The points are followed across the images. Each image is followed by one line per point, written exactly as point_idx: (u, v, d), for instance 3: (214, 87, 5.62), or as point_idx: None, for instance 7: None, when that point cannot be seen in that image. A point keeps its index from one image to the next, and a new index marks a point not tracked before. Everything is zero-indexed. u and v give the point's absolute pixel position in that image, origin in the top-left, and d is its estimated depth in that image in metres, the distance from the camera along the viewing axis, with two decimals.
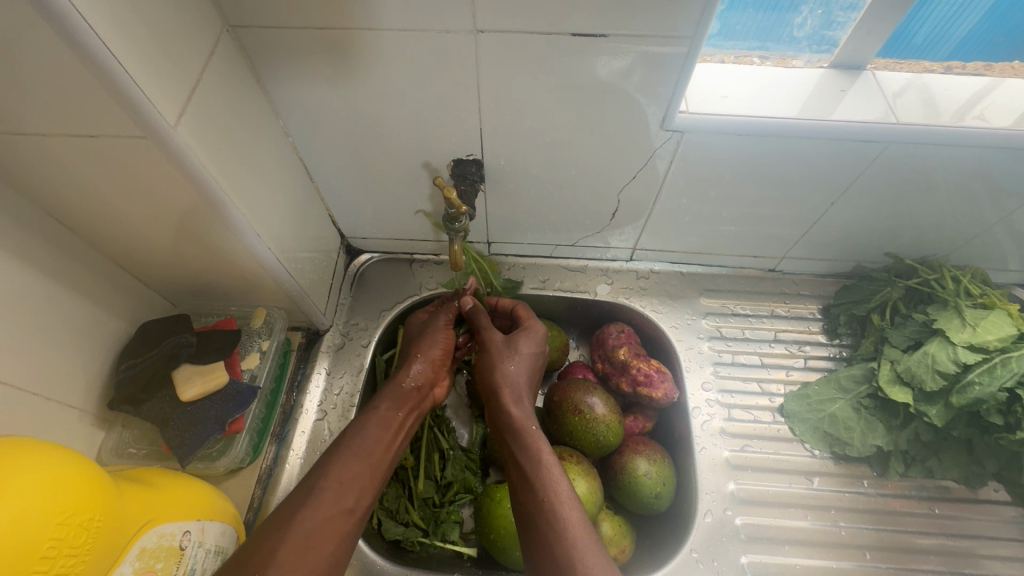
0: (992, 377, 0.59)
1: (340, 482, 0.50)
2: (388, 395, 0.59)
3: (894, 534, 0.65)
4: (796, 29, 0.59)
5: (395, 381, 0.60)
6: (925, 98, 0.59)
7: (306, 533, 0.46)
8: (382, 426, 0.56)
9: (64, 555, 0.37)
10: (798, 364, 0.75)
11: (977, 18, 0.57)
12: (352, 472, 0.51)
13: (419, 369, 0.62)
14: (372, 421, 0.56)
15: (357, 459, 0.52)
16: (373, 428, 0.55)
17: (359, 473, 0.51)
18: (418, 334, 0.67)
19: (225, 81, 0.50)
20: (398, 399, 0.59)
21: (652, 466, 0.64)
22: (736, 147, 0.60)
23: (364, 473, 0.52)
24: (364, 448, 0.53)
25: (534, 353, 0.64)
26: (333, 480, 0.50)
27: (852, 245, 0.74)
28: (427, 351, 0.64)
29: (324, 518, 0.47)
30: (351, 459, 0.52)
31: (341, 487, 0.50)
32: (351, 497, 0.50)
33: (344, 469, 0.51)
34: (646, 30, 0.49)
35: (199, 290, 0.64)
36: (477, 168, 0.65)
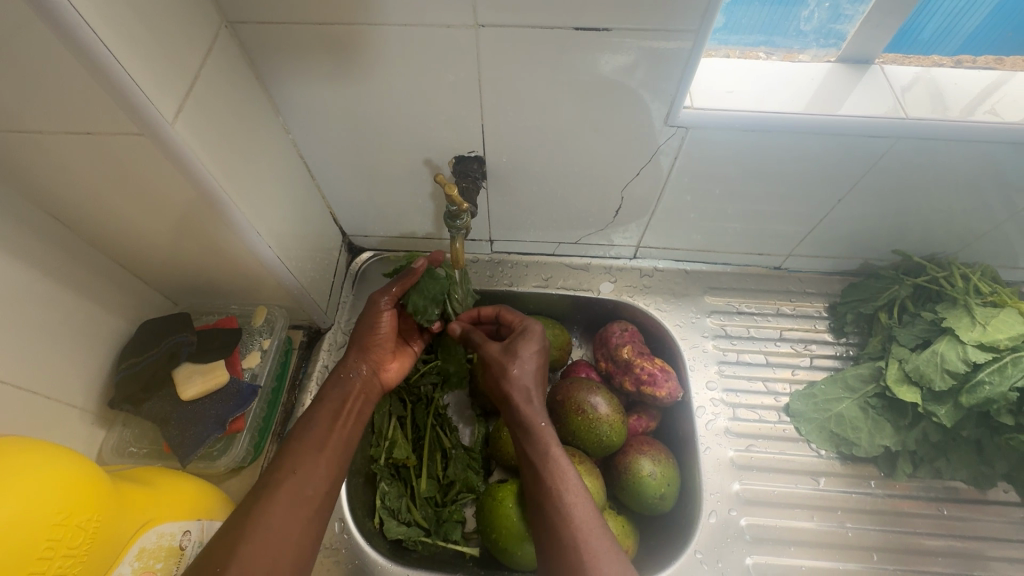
0: (1003, 377, 0.58)
1: (293, 473, 0.50)
2: (334, 386, 0.58)
3: (902, 535, 0.64)
4: (803, 23, 0.58)
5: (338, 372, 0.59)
6: (934, 93, 0.58)
7: (266, 524, 0.46)
8: (332, 416, 0.55)
9: (61, 555, 0.37)
10: (804, 363, 0.74)
11: (989, 10, 0.55)
12: (303, 464, 0.51)
13: (360, 358, 0.61)
14: (318, 413, 0.55)
15: (309, 449, 0.52)
16: (325, 419, 0.55)
17: (313, 464, 0.51)
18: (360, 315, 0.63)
19: (223, 78, 0.49)
20: (342, 388, 0.58)
21: (656, 466, 0.63)
22: (742, 144, 0.59)
23: (318, 462, 0.52)
24: (314, 440, 0.53)
25: (538, 353, 0.63)
26: (286, 472, 0.50)
27: (859, 242, 0.73)
28: (367, 337, 0.61)
29: (282, 510, 0.48)
30: (304, 450, 0.52)
31: (295, 479, 0.50)
32: (310, 486, 0.50)
33: (296, 461, 0.51)
34: (649, 24, 0.48)
35: (199, 288, 0.64)
36: (478, 165, 0.64)
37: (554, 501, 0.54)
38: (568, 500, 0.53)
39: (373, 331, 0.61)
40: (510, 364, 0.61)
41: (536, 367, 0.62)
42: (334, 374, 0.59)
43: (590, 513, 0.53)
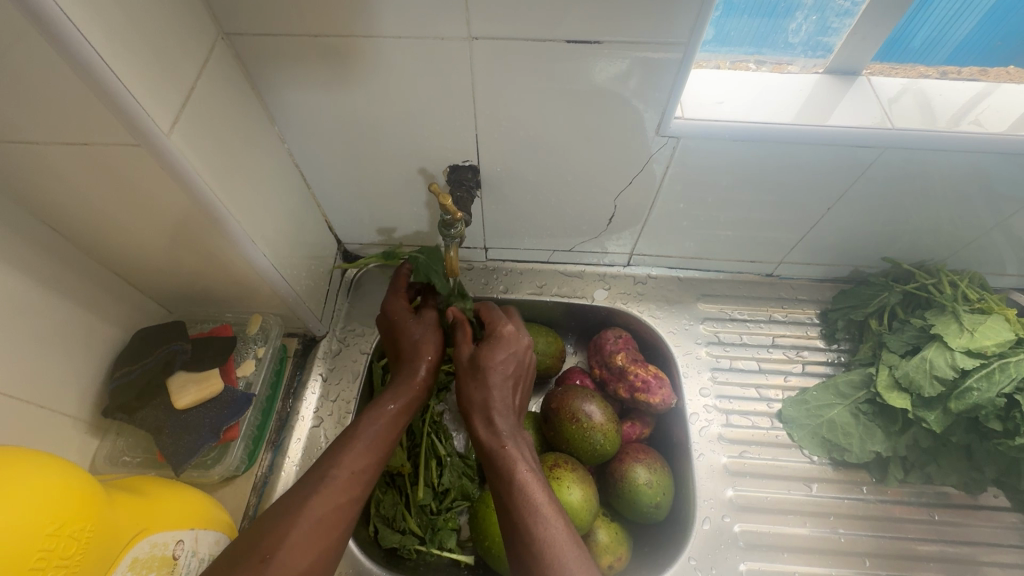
0: (990, 383, 0.59)
1: (351, 473, 0.52)
2: (399, 392, 0.59)
3: (894, 541, 0.64)
4: (791, 35, 0.59)
5: (406, 378, 0.61)
6: (921, 103, 0.59)
7: (316, 520, 0.48)
8: (392, 419, 0.57)
9: (56, 565, 0.37)
10: (796, 369, 0.75)
11: (979, 18, 0.56)
12: (363, 464, 0.53)
13: (428, 367, 0.62)
14: (380, 417, 0.57)
15: (367, 452, 0.54)
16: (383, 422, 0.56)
17: (368, 466, 0.53)
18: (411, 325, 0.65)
19: (219, 89, 0.50)
20: (407, 396, 0.59)
21: (652, 474, 0.63)
22: (733, 153, 0.60)
23: (370, 469, 0.53)
24: (375, 442, 0.55)
25: (507, 364, 0.61)
26: (345, 470, 0.52)
27: (849, 250, 0.74)
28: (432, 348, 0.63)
29: (334, 506, 0.49)
30: (365, 452, 0.54)
31: (350, 479, 0.52)
32: (357, 489, 0.52)
33: (355, 460, 0.53)
34: (641, 36, 0.49)
35: (194, 296, 0.64)
36: (473, 174, 0.65)
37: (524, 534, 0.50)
38: (540, 533, 0.49)
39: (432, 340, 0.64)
40: (474, 385, 0.60)
41: (504, 386, 0.60)
42: (402, 378, 0.61)
43: (569, 543, 0.48)
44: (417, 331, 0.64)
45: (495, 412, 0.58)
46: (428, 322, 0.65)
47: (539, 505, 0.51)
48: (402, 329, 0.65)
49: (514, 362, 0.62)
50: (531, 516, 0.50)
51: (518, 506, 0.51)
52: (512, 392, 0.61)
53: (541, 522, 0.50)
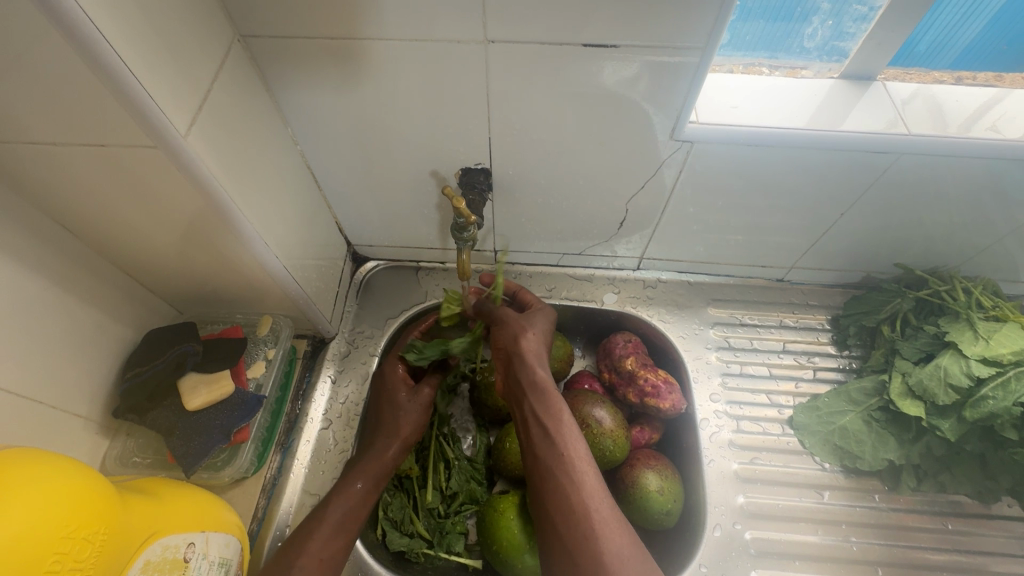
0: (1006, 392, 0.58)
1: (319, 560, 0.53)
2: (367, 471, 0.61)
3: (906, 550, 0.64)
4: (807, 39, 0.59)
5: (376, 458, 0.62)
6: (935, 108, 0.59)
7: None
8: (359, 502, 0.58)
9: (70, 568, 0.37)
10: (807, 375, 0.74)
11: (982, 24, 0.56)
12: (333, 550, 0.55)
13: (402, 443, 0.63)
14: (350, 500, 0.58)
15: (338, 538, 0.55)
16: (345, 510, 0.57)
17: (337, 551, 0.55)
18: (400, 399, 0.67)
19: (234, 91, 0.50)
20: (376, 477, 0.61)
21: (663, 481, 0.63)
22: (746, 158, 0.60)
23: (342, 552, 0.55)
24: (344, 526, 0.56)
25: (546, 331, 0.66)
26: (312, 556, 0.53)
27: (861, 256, 0.74)
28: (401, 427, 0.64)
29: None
30: (334, 537, 0.55)
31: (319, 567, 0.53)
32: (326, 574, 0.53)
33: (324, 547, 0.54)
34: (656, 40, 0.49)
35: (205, 298, 0.64)
36: (484, 178, 0.64)
37: (564, 471, 0.54)
38: (583, 473, 0.54)
39: (409, 419, 0.65)
40: (526, 331, 0.63)
41: (546, 345, 0.65)
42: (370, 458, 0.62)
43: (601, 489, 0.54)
44: (401, 407, 0.66)
45: (544, 362, 0.62)
46: (419, 400, 0.67)
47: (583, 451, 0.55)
48: (391, 403, 0.66)
49: (547, 331, 0.66)
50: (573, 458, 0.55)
51: (566, 448, 0.55)
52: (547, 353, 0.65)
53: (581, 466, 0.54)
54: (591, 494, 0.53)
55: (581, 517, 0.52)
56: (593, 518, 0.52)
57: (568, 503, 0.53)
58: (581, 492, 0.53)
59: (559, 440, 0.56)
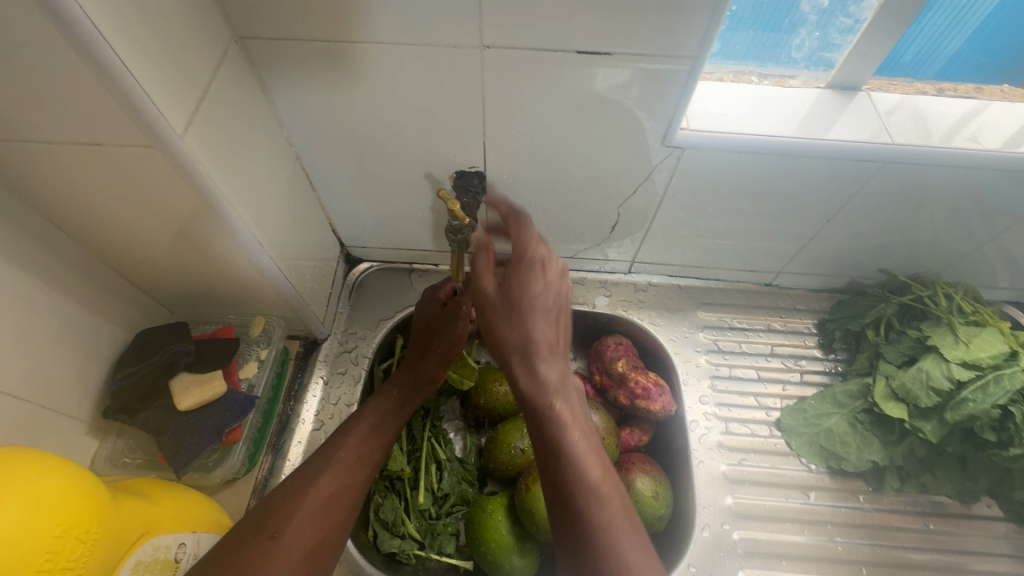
0: (986, 394, 0.59)
1: (356, 456, 0.57)
2: (404, 380, 0.65)
3: (889, 549, 0.65)
4: (794, 50, 0.60)
5: (411, 367, 0.66)
6: (919, 118, 0.60)
7: (324, 500, 0.53)
8: (395, 408, 0.63)
9: (61, 567, 0.36)
10: (794, 378, 0.76)
11: (966, 37, 0.59)
12: (369, 448, 0.58)
13: (439, 359, 0.66)
14: (385, 404, 0.63)
15: (373, 437, 0.59)
16: (372, 416, 0.61)
17: (373, 450, 0.59)
18: (443, 318, 0.68)
19: (231, 91, 0.50)
20: (410, 387, 0.65)
21: (653, 484, 0.64)
22: (736, 163, 0.61)
23: (377, 451, 0.59)
24: (381, 428, 0.60)
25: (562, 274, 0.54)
26: (350, 452, 0.57)
27: (847, 261, 0.75)
28: (445, 346, 0.66)
29: (339, 487, 0.54)
30: (370, 436, 0.59)
31: (356, 462, 0.57)
32: (364, 471, 0.57)
33: (361, 444, 0.58)
34: (651, 48, 0.50)
35: (197, 298, 0.63)
36: (479, 181, 0.65)
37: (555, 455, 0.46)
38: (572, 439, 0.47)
39: (450, 333, 0.67)
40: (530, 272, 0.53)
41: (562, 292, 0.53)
42: (406, 369, 0.66)
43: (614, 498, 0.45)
44: (441, 324, 0.67)
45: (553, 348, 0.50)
46: (462, 314, 0.67)
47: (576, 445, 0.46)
48: (431, 322, 0.68)
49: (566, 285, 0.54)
50: (566, 457, 0.46)
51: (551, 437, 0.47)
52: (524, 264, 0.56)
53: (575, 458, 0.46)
54: (575, 464, 0.46)
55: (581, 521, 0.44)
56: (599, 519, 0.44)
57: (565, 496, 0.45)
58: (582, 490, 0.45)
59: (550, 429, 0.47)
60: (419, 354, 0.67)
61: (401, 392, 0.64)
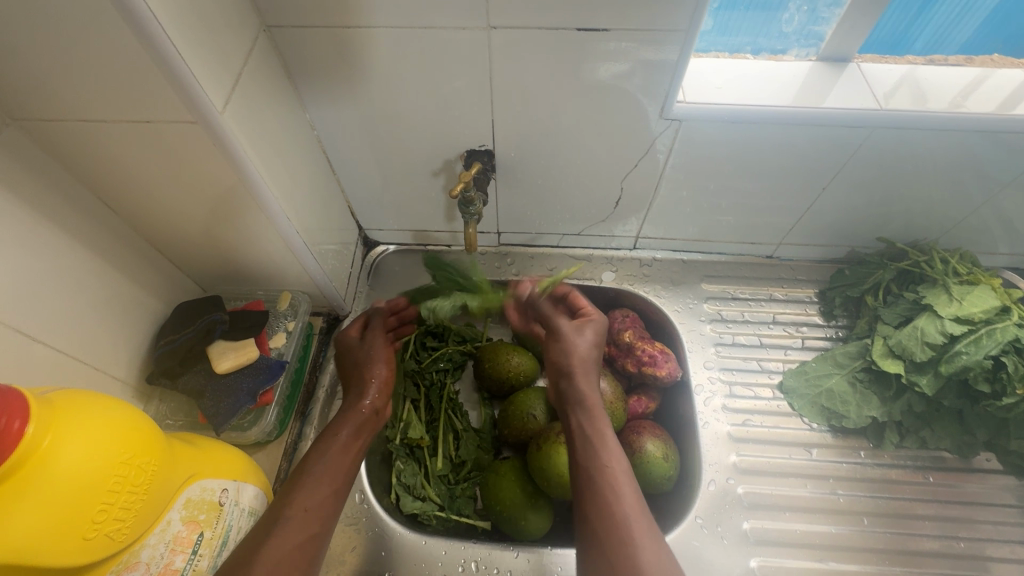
0: (978, 346, 0.62)
1: (304, 511, 0.50)
2: (347, 421, 0.59)
3: (890, 501, 0.67)
4: (784, 25, 0.63)
5: (352, 406, 0.60)
6: (917, 91, 0.62)
7: (275, 561, 0.46)
8: (342, 450, 0.56)
9: (127, 491, 0.41)
10: (795, 344, 0.78)
11: (979, 25, 0.64)
12: (317, 499, 0.52)
13: (374, 393, 0.62)
14: (330, 448, 0.56)
15: (321, 484, 0.53)
16: (317, 468, 0.54)
17: (325, 500, 0.52)
18: (358, 351, 0.66)
19: (261, 75, 0.54)
20: (356, 425, 0.59)
21: (662, 446, 0.67)
22: (732, 135, 0.64)
23: (328, 500, 0.52)
24: (327, 475, 0.54)
25: (598, 333, 0.64)
26: (298, 507, 0.50)
27: (846, 230, 0.78)
28: (376, 377, 0.64)
29: (293, 546, 0.48)
30: (316, 486, 0.52)
31: (307, 515, 0.50)
32: (316, 525, 0.50)
33: (308, 496, 0.51)
34: (643, 24, 0.53)
35: (229, 275, 0.68)
36: (489, 158, 0.69)
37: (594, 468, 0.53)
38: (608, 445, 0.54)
39: (373, 367, 0.64)
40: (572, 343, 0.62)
41: (594, 344, 0.63)
42: (348, 409, 0.60)
43: (636, 501, 0.50)
44: (364, 354, 0.66)
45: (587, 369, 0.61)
46: (375, 344, 0.67)
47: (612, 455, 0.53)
48: (349, 358, 0.65)
49: (602, 332, 0.65)
50: (598, 463, 0.53)
51: (599, 473, 0.52)
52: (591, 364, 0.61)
53: (608, 470, 0.52)
54: (624, 508, 0.49)
55: (614, 538, 0.48)
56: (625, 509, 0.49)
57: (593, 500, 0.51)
58: (615, 487, 0.51)
59: (593, 455, 0.54)
60: (356, 393, 0.62)
61: (341, 434, 0.57)
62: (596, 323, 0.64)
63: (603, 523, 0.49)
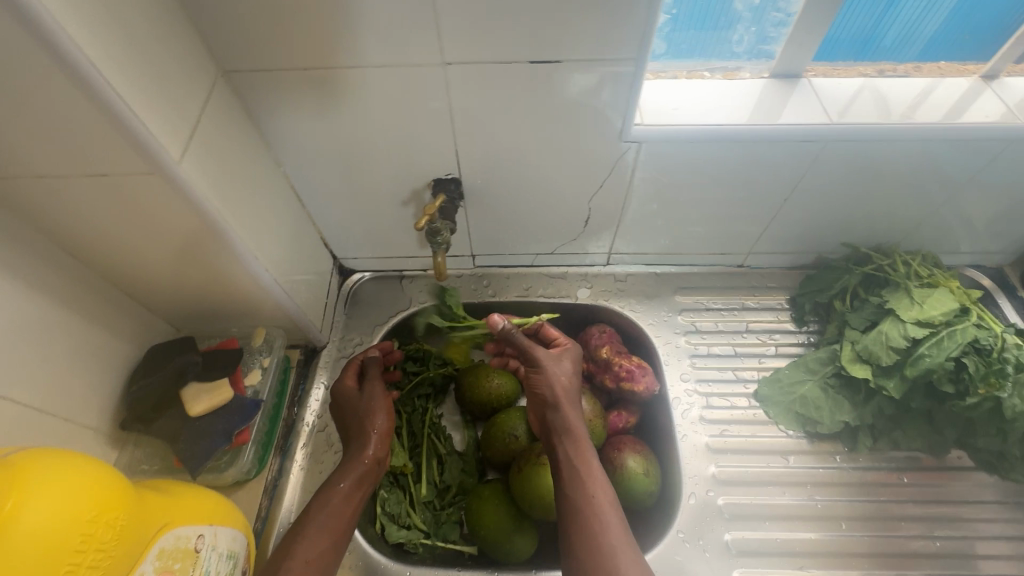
0: (940, 349, 0.63)
1: (306, 562, 0.55)
2: (349, 472, 0.62)
3: (867, 504, 0.69)
4: (735, 45, 0.65)
5: (355, 457, 0.63)
6: (881, 100, 0.65)
7: None
8: (341, 502, 0.60)
9: (95, 549, 0.41)
10: (769, 352, 0.80)
11: (945, 17, 0.64)
12: (317, 552, 0.56)
13: (377, 441, 0.65)
14: (330, 500, 0.60)
15: (321, 536, 0.57)
16: (316, 519, 0.58)
17: (324, 551, 0.57)
18: (358, 400, 0.68)
19: (221, 119, 0.55)
20: (357, 477, 0.62)
21: (644, 463, 0.68)
22: (691, 153, 0.65)
23: (327, 552, 0.57)
24: (329, 527, 0.58)
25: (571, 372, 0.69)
26: (299, 559, 0.55)
27: (811, 237, 0.80)
28: (376, 426, 0.66)
29: None
30: (317, 538, 0.57)
31: (306, 567, 0.55)
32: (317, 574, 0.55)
33: (308, 548, 0.56)
34: (594, 53, 0.54)
35: (202, 314, 0.68)
36: (455, 186, 0.69)
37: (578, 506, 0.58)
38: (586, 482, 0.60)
39: (373, 417, 0.66)
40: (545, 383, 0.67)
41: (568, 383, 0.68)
42: (349, 459, 0.63)
43: (619, 535, 0.56)
44: (363, 404, 0.67)
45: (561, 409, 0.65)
46: (375, 393, 0.69)
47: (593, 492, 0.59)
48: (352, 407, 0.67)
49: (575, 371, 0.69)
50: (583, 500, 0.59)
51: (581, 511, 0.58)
52: (567, 397, 0.66)
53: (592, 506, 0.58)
54: (607, 545, 0.55)
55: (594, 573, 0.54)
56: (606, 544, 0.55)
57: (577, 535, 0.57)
58: (597, 523, 0.57)
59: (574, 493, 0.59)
60: (358, 441, 0.65)
61: (342, 484, 0.61)
62: (568, 361, 0.69)
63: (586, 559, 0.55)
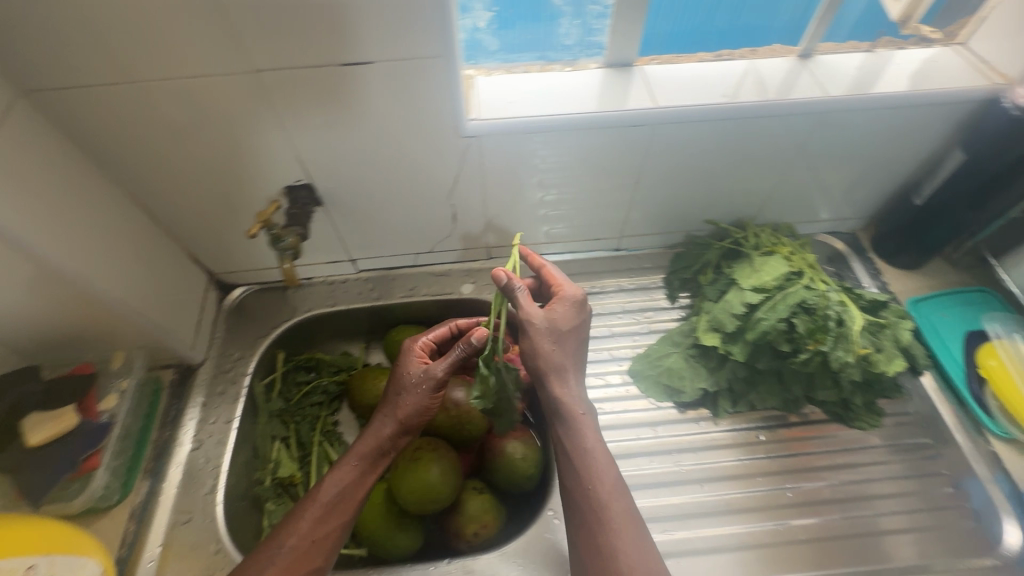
0: (773, 311, 0.67)
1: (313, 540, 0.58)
2: (364, 447, 0.63)
3: (728, 464, 0.72)
4: (564, 38, 0.68)
5: (374, 433, 0.64)
6: (761, 83, 0.68)
7: None
8: (353, 483, 0.62)
9: None
10: (642, 329, 0.83)
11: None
12: (325, 531, 0.59)
13: (394, 422, 0.64)
14: (342, 479, 0.62)
15: (320, 517, 0.59)
16: (326, 497, 0.60)
17: (332, 530, 0.59)
18: (406, 386, 0.65)
19: (25, 140, 0.54)
20: (373, 455, 0.63)
21: (524, 447, 0.70)
22: (530, 144, 0.68)
23: (336, 533, 0.59)
24: (334, 506, 0.60)
25: (575, 332, 0.63)
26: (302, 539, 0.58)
27: (674, 216, 0.84)
28: (402, 402, 0.64)
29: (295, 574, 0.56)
30: (319, 519, 0.59)
31: (310, 547, 0.58)
32: (326, 552, 0.58)
33: (314, 529, 0.59)
34: (403, 52, 0.56)
35: (50, 342, 0.66)
36: (308, 192, 0.70)
37: (586, 480, 0.57)
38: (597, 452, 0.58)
39: (404, 399, 0.64)
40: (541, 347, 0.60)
41: (572, 346, 0.62)
42: (368, 433, 0.64)
43: (619, 501, 0.56)
44: (404, 386, 0.65)
45: (566, 374, 0.60)
46: (414, 381, 0.65)
47: (598, 465, 0.57)
48: (397, 387, 0.66)
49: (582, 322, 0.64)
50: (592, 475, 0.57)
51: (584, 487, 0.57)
52: (577, 356, 0.63)
53: (597, 479, 0.57)
54: (606, 521, 0.55)
55: (597, 540, 0.55)
56: (603, 515, 0.55)
57: (596, 509, 0.56)
58: (603, 499, 0.56)
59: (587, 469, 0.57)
60: (385, 416, 0.65)
61: (361, 462, 0.63)
62: (577, 315, 0.63)
63: (590, 526, 0.56)
